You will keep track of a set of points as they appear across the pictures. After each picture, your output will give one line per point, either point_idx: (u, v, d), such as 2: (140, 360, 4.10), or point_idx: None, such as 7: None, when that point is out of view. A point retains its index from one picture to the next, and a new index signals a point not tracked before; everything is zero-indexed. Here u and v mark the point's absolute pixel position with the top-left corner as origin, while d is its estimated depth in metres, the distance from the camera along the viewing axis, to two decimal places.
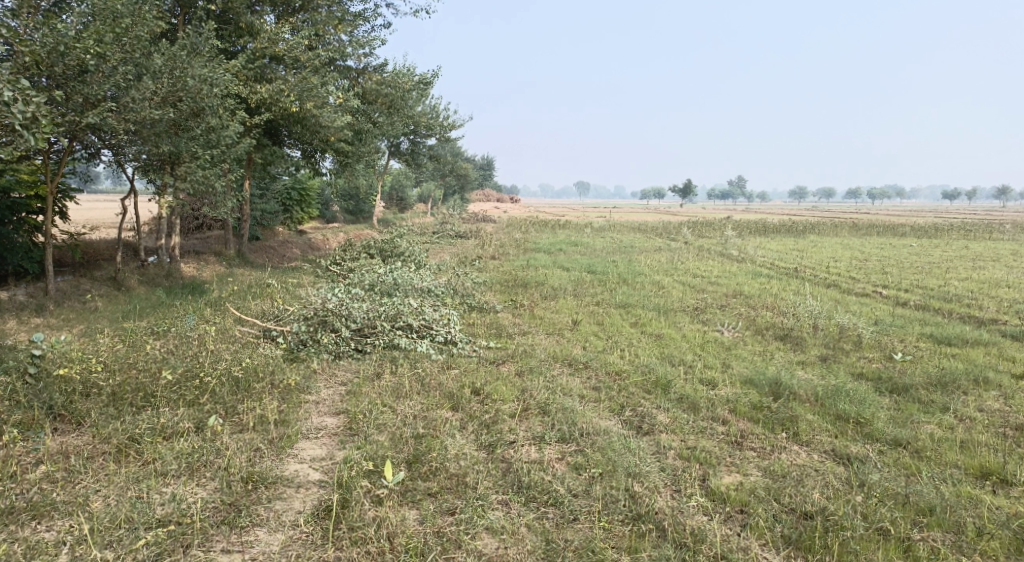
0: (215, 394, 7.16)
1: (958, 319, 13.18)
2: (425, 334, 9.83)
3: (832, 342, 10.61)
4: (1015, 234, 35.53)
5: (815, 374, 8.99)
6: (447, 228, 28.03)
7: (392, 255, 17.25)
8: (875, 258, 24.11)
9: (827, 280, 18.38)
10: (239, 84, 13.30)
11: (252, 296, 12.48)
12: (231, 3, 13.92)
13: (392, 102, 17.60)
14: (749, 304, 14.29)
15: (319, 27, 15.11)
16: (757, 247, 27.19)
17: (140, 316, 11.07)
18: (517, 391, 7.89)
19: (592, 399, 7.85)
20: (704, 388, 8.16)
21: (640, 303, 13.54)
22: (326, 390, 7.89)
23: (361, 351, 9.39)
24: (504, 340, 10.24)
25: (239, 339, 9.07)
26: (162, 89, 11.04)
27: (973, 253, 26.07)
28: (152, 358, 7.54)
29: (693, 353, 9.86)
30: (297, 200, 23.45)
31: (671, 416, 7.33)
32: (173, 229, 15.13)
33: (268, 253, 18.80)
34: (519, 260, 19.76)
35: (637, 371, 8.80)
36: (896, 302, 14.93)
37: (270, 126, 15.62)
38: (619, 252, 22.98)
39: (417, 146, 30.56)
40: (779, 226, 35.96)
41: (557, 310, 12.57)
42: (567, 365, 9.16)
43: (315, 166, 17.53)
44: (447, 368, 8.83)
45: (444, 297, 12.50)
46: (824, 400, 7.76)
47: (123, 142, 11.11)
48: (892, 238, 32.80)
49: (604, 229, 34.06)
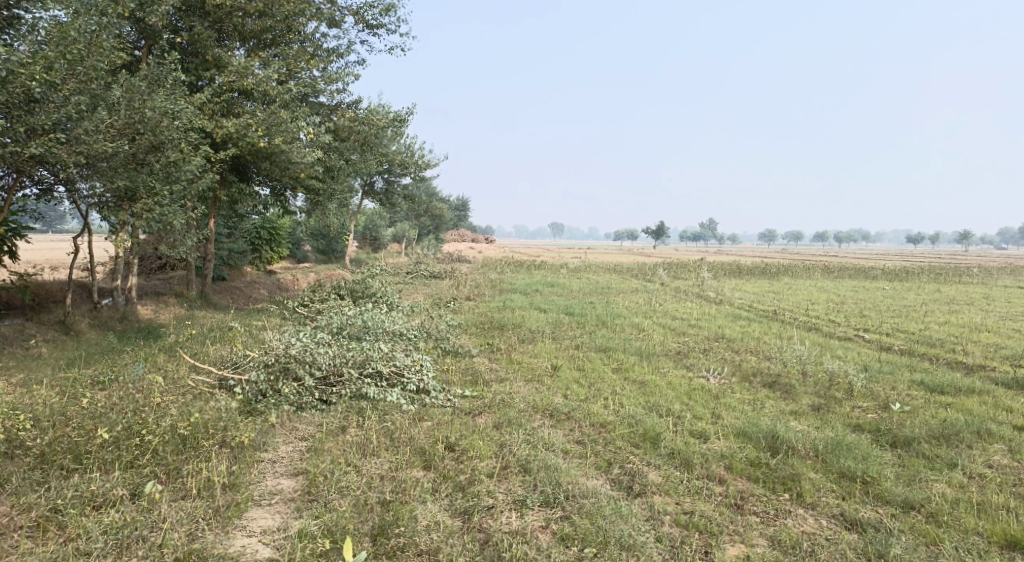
0: (158, 454, 6.45)
1: (946, 365, 12.81)
2: (396, 382, 9.15)
3: (824, 390, 10.13)
4: (983, 277, 36.00)
5: (811, 425, 8.47)
6: (422, 268, 27.39)
7: (362, 296, 16.58)
8: (851, 301, 24.00)
9: (807, 323, 18.10)
10: (202, 118, 12.73)
11: (212, 341, 11.72)
12: (199, 36, 13.48)
13: (366, 140, 17.12)
14: (733, 348, 13.84)
15: (291, 61, 14.62)
16: (734, 289, 26.96)
17: (87, 363, 10.28)
18: (495, 446, 7.25)
19: (576, 455, 7.25)
20: (695, 442, 7.59)
21: (621, 347, 13.00)
22: (285, 446, 7.19)
23: (326, 401, 8.72)
24: (480, 388, 9.59)
25: (191, 390, 8.36)
26: (117, 121, 10.49)
27: (947, 297, 26.11)
28: (91, 414, 6.87)
29: (680, 403, 9.29)
30: (266, 240, 22.74)
31: (664, 475, 6.75)
32: (130, 269, 14.34)
33: (233, 294, 18.05)
34: (495, 301, 19.18)
35: (623, 423, 8.20)
36: (880, 347, 14.61)
37: (237, 162, 15.04)
38: (596, 294, 22.54)
39: (391, 186, 30.07)
40: (754, 268, 35.97)
41: (535, 355, 11.97)
42: (548, 417, 8.53)
43: (284, 205, 16.92)
44: (419, 420, 8.17)
45: (416, 341, 11.83)
46: (826, 455, 7.23)
47: (74, 177, 10.49)
48: (864, 281, 32.93)
49: (580, 270, 33.73)
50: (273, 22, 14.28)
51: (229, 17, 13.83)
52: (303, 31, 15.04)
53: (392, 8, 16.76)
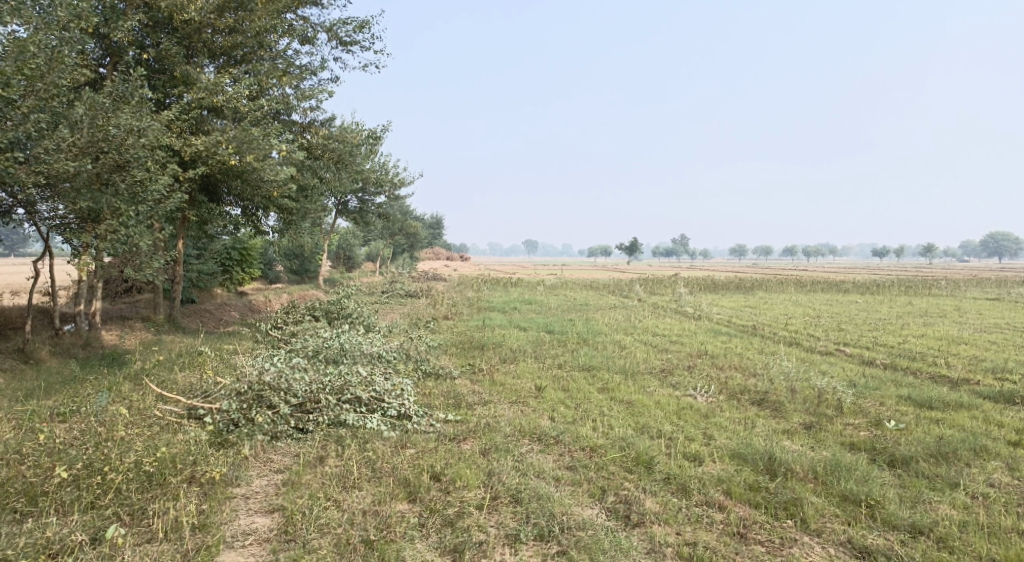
0: (121, 493, 6.22)
1: (930, 379, 12.73)
2: (376, 408, 8.77)
3: (813, 408, 9.92)
4: (952, 289, 36.53)
5: (804, 445, 8.27)
6: (397, 287, 26.94)
7: (338, 317, 16.15)
8: (827, 314, 24.07)
9: (788, 338, 17.99)
10: (170, 136, 12.33)
11: (181, 367, 11.21)
12: (167, 53, 13.10)
13: (340, 158, 16.73)
14: (717, 364, 13.63)
15: (262, 78, 14.19)
16: (711, 304, 26.84)
17: (47, 394, 9.79)
18: (483, 474, 6.93)
19: (568, 482, 6.96)
20: (689, 465, 7.33)
21: (605, 366, 12.71)
22: (259, 480, 6.90)
23: (303, 430, 8.31)
24: (464, 412, 9.22)
25: (158, 422, 7.98)
26: (80, 140, 10.06)
27: (920, 309, 26.34)
28: (48, 451, 6.61)
29: (670, 423, 9.01)
30: (237, 261, 22.17)
31: (660, 503, 6.55)
32: (94, 294, 13.83)
33: (202, 317, 17.51)
34: (473, 320, 18.84)
35: (614, 447, 7.90)
36: (863, 361, 14.51)
37: (207, 182, 14.63)
38: (574, 311, 22.30)
39: (365, 205, 29.61)
40: (729, 283, 36.06)
41: (518, 375, 11.63)
42: (536, 441, 8.19)
43: (256, 225, 16.46)
44: (401, 448, 7.80)
45: (396, 363, 11.42)
46: (825, 477, 7.01)
47: (34, 198, 10.09)
48: (838, 294, 33.15)
49: (557, 287, 33.52)
50: (243, 38, 13.94)
51: (198, 33, 13.49)
52: (274, 48, 14.69)
53: (366, 25, 16.50)
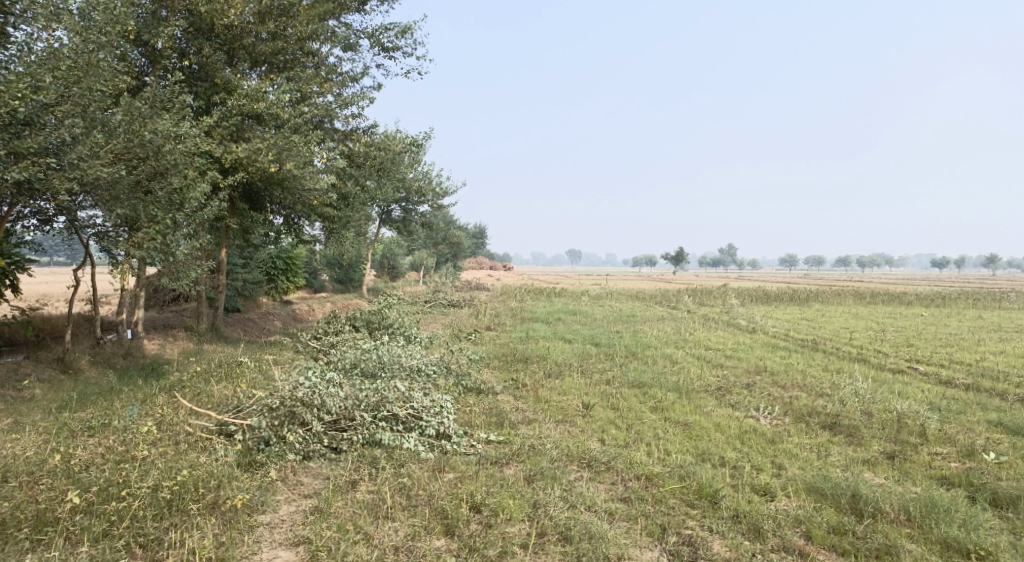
0: (136, 521, 5.80)
1: (1017, 402, 11.59)
2: (413, 426, 8.15)
3: (893, 434, 8.98)
4: (1023, 302, 34.51)
5: (888, 478, 7.41)
6: (440, 296, 26.47)
7: (379, 326, 15.69)
8: (891, 328, 22.72)
9: (852, 354, 16.81)
10: (210, 142, 11.99)
11: (217, 378, 10.79)
12: (209, 58, 12.81)
13: (382, 166, 16.24)
14: (778, 382, 12.68)
15: (304, 83, 13.77)
16: (764, 316, 25.70)
17: (80, 405, 9.49)
18: (528, 506, 6.32)
19: (623, 517, 6.29)
20: (761, 500, 6.54)
21: (657, 383, 11.88)
22: (286, 506, 6.37)
23: (336, 449, 7.75)
24: (508, 432, 8.56)
25: (185, 440, 7.51)
26: (116, 146, 9.73)
27: (992, 324, 24.73)
28: (64, 473, 6.22)
29: (734, 450, 8.17)
30: (281, 269, 21.98)
31: (730, 547, 5.91)
32: (136, 302, 13.63)
33: (244, 325, 17.27)
34: (518, 331, 18.20)
35: (673, 476, 7.12)
36: (939, 381, 13.39)
37: (248, 189, 14.31)
38: (621, 322, 21.48)
39: (409, 213, 29.23)
40: (782, 294, 34.70)
41: (565, 391, 10.91)
42: (585, 467, 7.47)
43: (297, 233, 16.12)
44: (440, 472, 7.19)
45: (436, 378, 10.79)
46: (921, 520, 6.20)
47: (70, 205, 9.78)
48: (899, 307, 31.50)
49: (602, 297, 32.66)
50: (285, 43, 13.56)
51: (240, 39, 13.15)
52: (316, 53, 14.30)
53: (409, 30, 16.05)
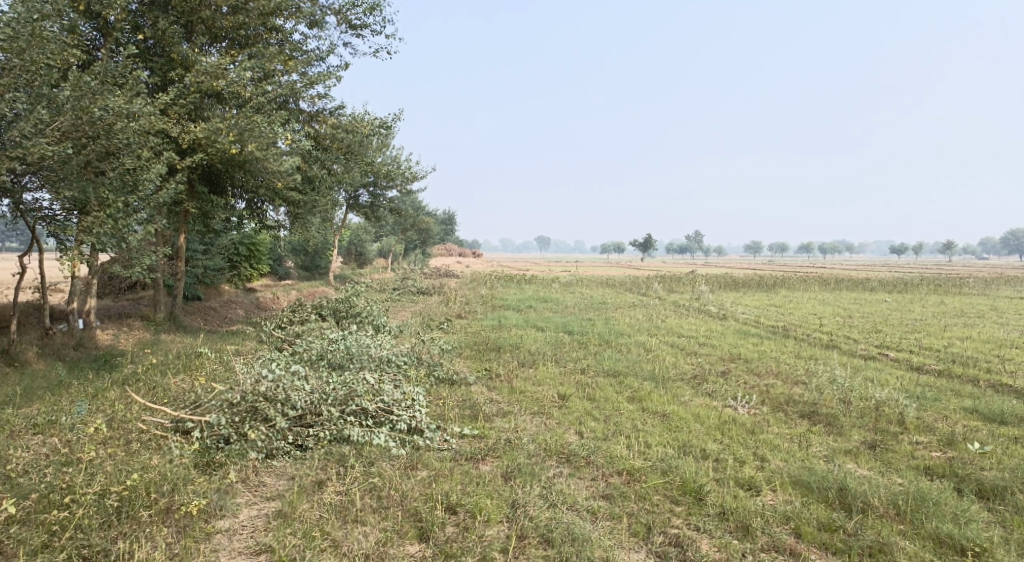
0: (81, 530, 5.36)
1: (989, 388, 11.63)
2: (384, 421, 7.77)
3: (873, 423, 8.85)
4: (982, 288, 35.22)
5: (872, 469, 7.27)
6: (408, 283, 25.96)
7: (347, 315, 15.22)
8: (859, 314, 22.90)
9: (823, 340, 16.79)
10: (166, 122, 11.38)
11: (176, 370, 10.28)
12: (164, 33, 12.12)
13: (349, 149, 15.66)
14: (752, 370, 12.55)
15: (266, 62, 13.15)
16: (735, 302, 25.77)
17: (27, 401, 8.93)
18: (507, 507, 6.03)
19: (607, 516, 6.06)
20: (746, 495, 6.35)
21: (632, 372, 11.64)
22: (248, 510, 5.97)
23: (301, 446, 7.34)
24: (482, 425, 8.22)
25: (139, 439, 7.04)
26: (62, 124, 9.12)
27: (955, 309, 25.11)
28: (2, 478, 5.74)
29: (715, 441, 7.95)
30: (245, 256, 21.28)
31: (720, 547, 5.71)
32: (89, 291, 12.98)
33: (205, 314, 16.65)
34: (489, 319, 17.86)
35: (655, 470, 6.85)
36: (910, 367, 13.40)
37: (208, 171, 13.68)
38: (592, 309, 21.28)
39: (377, 199, 28.60)
40: (750, 281, 34.89)
41: (539, 381, 10.61)
42: (564, 462, 7.17)
43: (260, 218, 15.51)
44: (413, 470, 6.84)
45: (406, 369, 10.40)
46: (911, 514, 6.07)
47: (13, 187, 9.15)
48: (864, 293, 31.89)
49: (573, 284, 32.47)
50: (246, 19, 12.91)
51: (198, 13, 12.47)
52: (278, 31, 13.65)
53: (377, 8, 15.45)
